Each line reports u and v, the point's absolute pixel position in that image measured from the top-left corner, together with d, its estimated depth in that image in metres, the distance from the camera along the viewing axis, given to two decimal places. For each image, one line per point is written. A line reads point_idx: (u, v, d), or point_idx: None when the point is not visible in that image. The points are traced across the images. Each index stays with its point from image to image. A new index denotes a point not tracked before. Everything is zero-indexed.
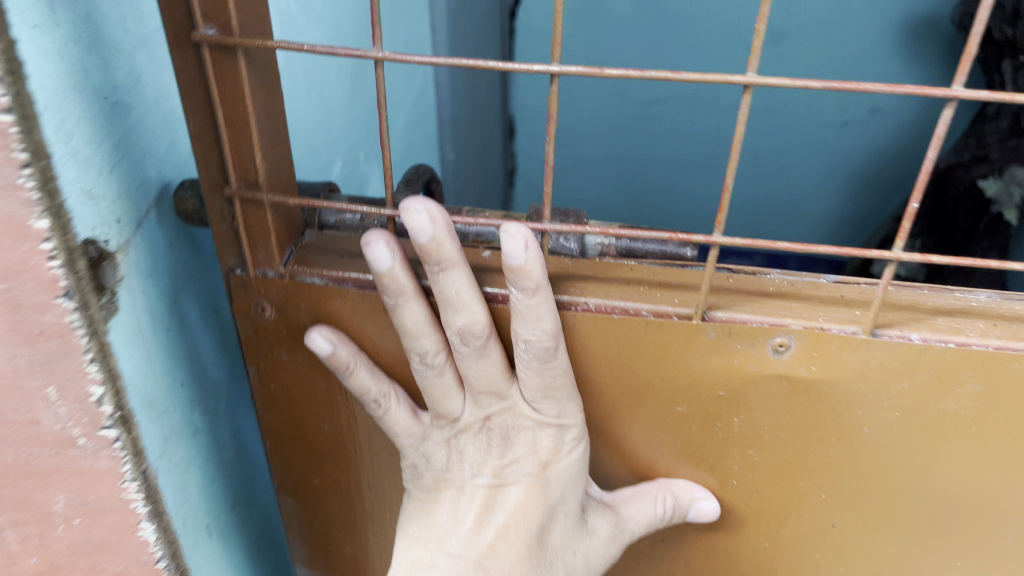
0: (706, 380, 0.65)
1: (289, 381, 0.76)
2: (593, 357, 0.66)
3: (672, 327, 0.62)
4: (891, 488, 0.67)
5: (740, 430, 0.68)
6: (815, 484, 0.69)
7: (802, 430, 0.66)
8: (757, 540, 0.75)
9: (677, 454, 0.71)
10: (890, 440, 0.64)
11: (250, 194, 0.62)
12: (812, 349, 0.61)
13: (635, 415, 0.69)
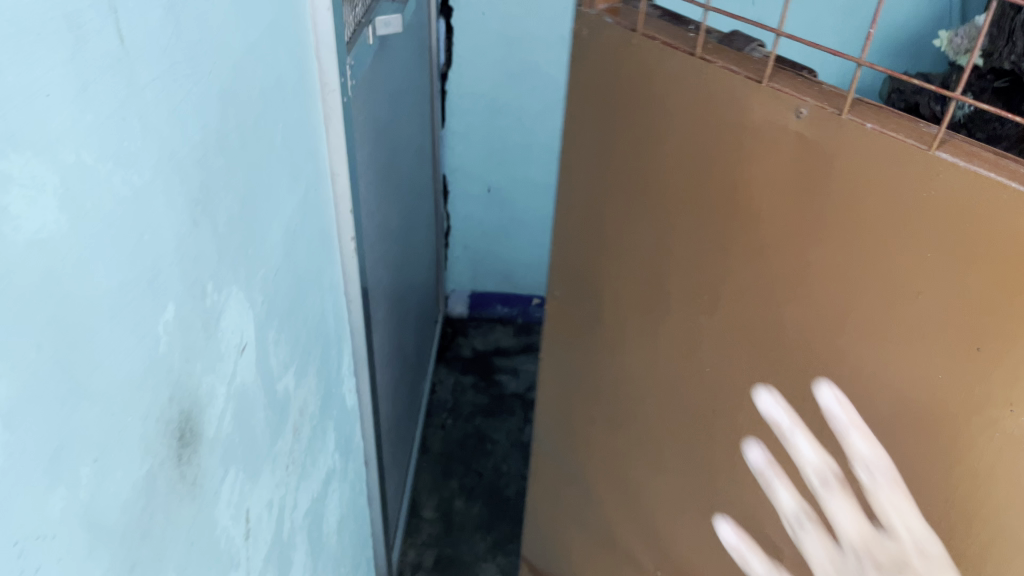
0: (736, 140, 0.62)
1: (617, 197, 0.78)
2: (689, 121, 0.65)
3: (742, 89, 0.60)
4: (897, 307, 0.56)
5: (784, 230, 0.61)
6: (827, 287, 0.60)
7: (817, 216, 0.58)
8: (759, 331, 0.67)
9: (713, 235, 0.68)
10: (893, 239, 0.54)
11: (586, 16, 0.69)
12: (851, 150, 0.54)
13: (683, 180, 0.68)
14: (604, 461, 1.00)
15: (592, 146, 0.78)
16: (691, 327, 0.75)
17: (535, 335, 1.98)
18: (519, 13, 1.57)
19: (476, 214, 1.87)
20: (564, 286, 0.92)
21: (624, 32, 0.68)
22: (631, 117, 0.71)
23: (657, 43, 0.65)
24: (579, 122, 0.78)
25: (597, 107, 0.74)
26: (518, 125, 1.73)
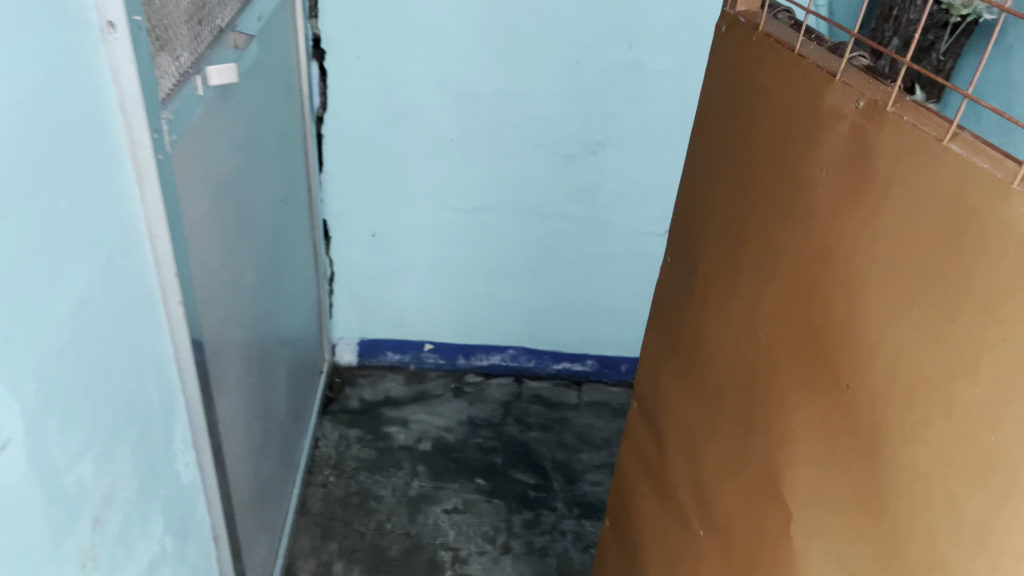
0: (809, 103, 0.61)
1: (714, 171, 0.79)
2: (779, 106, 0.65)
3: (820, 78, 0.60)
4: (887, 284, 0.51)
5: (830, 211, 0.58)
6: (843, 264, 0.56)
7: (848, 180, 0.56)
8: (791, 301, 0.63)
9: (775, 204, 0.66)
10: (900, 213, 0.50)
11: (732, 16, 0.75)
12: (886, 133, 0.51)
13: (770, 147, 0.67)
14: (652, 442, 0.98)
15: (715, 138, 0.79)
16: (740, 306, 0.72)
17: (426, 384, 1.93)
18: (394, 56, 1.53)
19: (361, 260, 1.80)
20: (675, 281, 0.91)
21: (749, 30, 0.71)
22: (742, 107, 0.72)
23: (771, 39, 0.67)
24: (706, 118, 0.81)
25: (727, 101, 0.76)
26: (400, 171, 1.68)
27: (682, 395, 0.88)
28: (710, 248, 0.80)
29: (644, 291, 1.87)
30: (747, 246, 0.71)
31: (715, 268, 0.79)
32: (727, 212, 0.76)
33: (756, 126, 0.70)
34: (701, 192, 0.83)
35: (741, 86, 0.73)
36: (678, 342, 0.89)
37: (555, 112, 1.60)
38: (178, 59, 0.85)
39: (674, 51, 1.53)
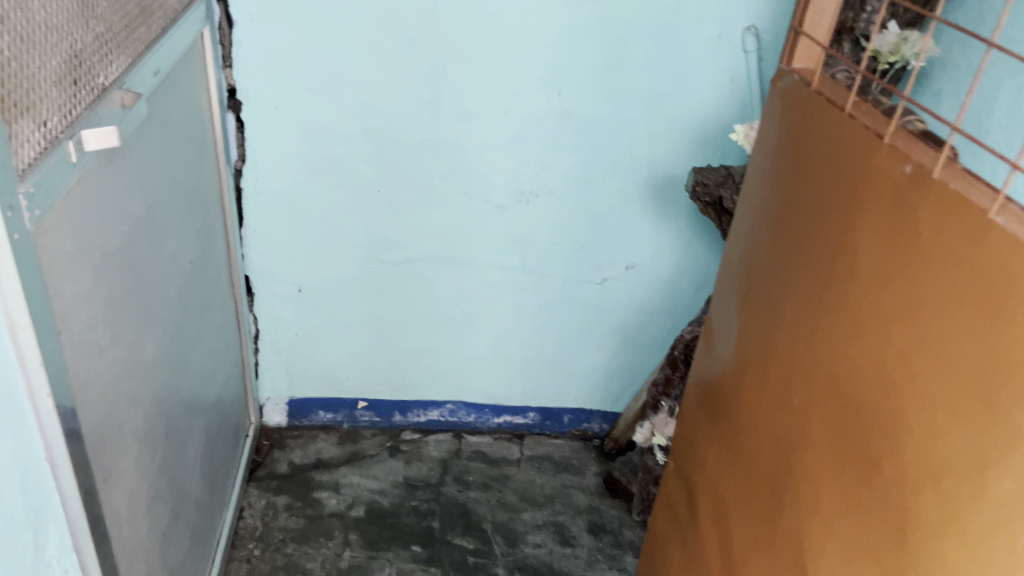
0: (851, 168, 0.64)
1: (760, 222, 0.81)
2: (824, 166, 0.68)
3: (867, 141, 0.62)
4: (939, 347, 0.53)
5: (876, 273, 0.60)
6: (890, 324, 0.59)
7: (889, 248, 0.59)
8: (834, 357, 0.66)
9: (817, 263, 0.69)
10: (945, 289, 0.53)
11: (783, 78, 0.79)
12: (932, 201, 0.55)
13: (812, 208, 0.70)
14: (684, 489, 0.99)
15: (759, 197, 0.81)
16: (782, 359, 0.75)
17: (360, 444, 1.85)
18: (314, 106, 1.47)
19: (287, 316, 1.72)
20: (717, 335, 0.92)
21: (801, 87, 0.74)
22: (787, 166, 0.75)
23: (822, 98, 0.70)
24: (754, 169, 0.84)
25: (772, 158, 0.79)
26: (324, 225, 1.60)
27: (716, 443, 0.90)
28: (753, 300, 0.82)
29: (584, 341, 1.81)
30: (788, 303, 0.74)
31: (756, 320, 0.81)
32: (768, 266, 0.79)
33: (800, 186, 0.72)
34: (745, 243, 0.85)
35: (788, 143, 0.76)
36: (717, 390, 0.91)
37: (485, 161, 1.55)
38: (45, 124, 0.76)
39: (604, 98, 1.49)
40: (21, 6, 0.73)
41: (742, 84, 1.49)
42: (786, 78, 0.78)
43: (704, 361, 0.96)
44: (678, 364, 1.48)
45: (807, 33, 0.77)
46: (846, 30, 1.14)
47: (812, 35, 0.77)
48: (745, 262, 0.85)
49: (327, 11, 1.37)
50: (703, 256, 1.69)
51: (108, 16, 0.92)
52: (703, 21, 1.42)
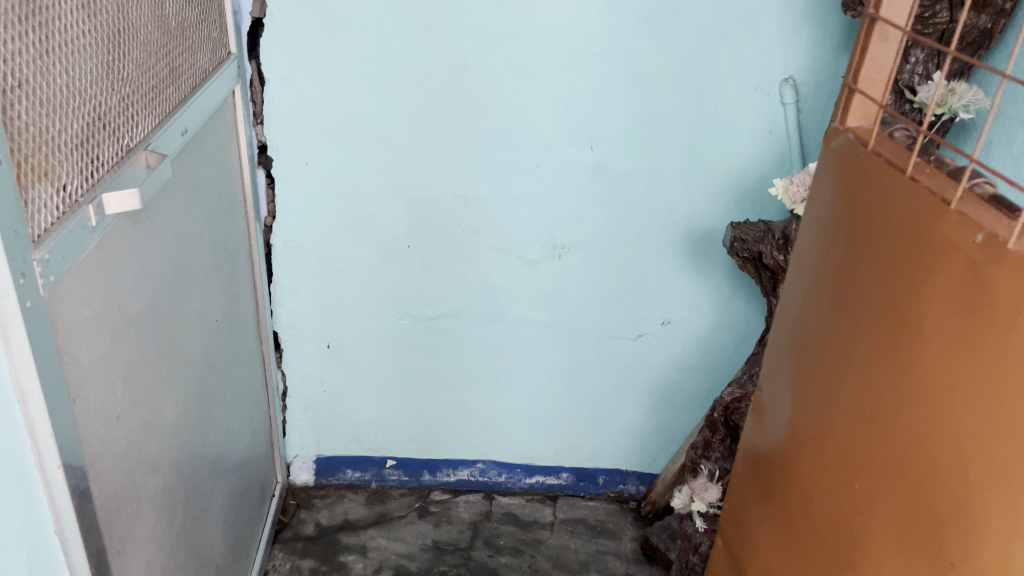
0: (915, 238, 0.61)
1: (811, 289, 0.77)
2: (886, 232, 0.64)
3: (932, 207, 0.59)
4: (1022, 436, 0.49)
5: (945, 351, 0.57)
6: (965, 407, 0.54)
7: (960, 324, 0.55)
8: (899, 437, 0.62)
9: (878, 336, 0.65)
10: (1021, 372, 0.49)
11: (837, 135, 0.76)
12: (1008, 274, 0.51)
13: (870, 276, 0.66)
14: (736, 566, 0.94)
15: (811, 261, 0.77)
16: (840, 436, 0.71)
17: (389, 505, 1.80)
18: (344, 163, 1.46)
19: (316, 373, 1.70)
20: (768, 405, 0.88)
21: (857, 147, 0.71)
22: (842, 231, 0.71)
23: (880, 159, 0.67)
24: (803, 230, 0.81)
25: (825, 222, 0.75)
26: (354, 281, 1.58)
27: (769, 520, 0.85)
28: (805, 371, 0.78)
29: (619, 399, 1.75)
30: (845, 376, 0.70)
31: (809, 392, 0.77)
32: (821, 336, 0.75)
33: (857, 253, 0.69)
34: (794, 310, 0.81)
35: (841, 207, 0.72)
36: (768, 464, 0.86)
37: (516, 216, 1.52)
38: (64, 188, 0.75)
39: (638, 152, 1.46)
40: (42, 70, 0.72)
41: (781, 136, 1.45)
42: (839, 137, 0.75)
43: (753, 430, 0.91)
44: (718, 428, 1.42)
45: (862, 91, 0.74)
46: (890, 82, 1.11)
47: (867, 93, 0.73)
48: (795, 330, 0.81)
49: (358, 68, 1.37)
50: (743, 312, 1.64)
51: (134, 77, 0.91)
52: (739, 72, 1.39)
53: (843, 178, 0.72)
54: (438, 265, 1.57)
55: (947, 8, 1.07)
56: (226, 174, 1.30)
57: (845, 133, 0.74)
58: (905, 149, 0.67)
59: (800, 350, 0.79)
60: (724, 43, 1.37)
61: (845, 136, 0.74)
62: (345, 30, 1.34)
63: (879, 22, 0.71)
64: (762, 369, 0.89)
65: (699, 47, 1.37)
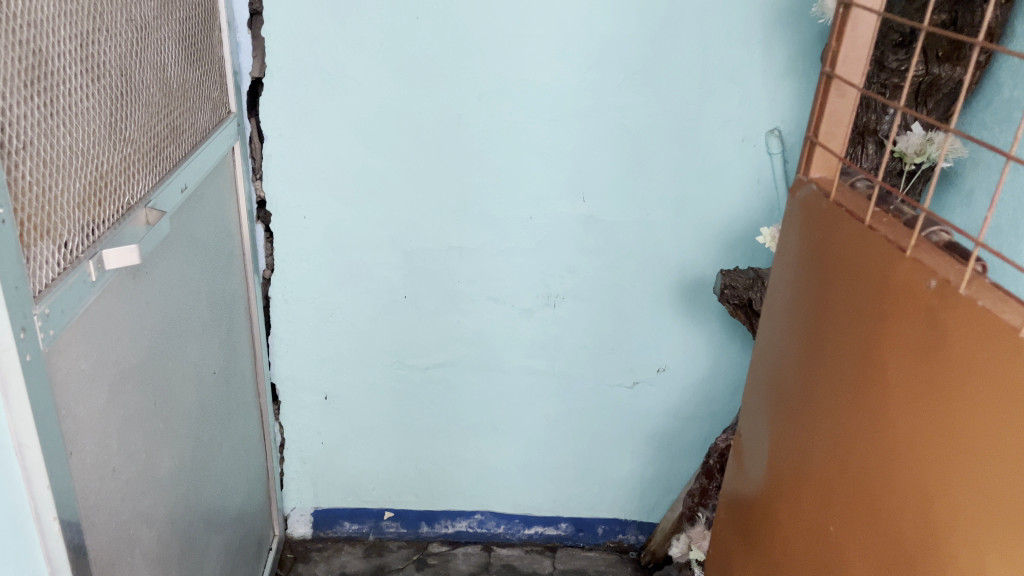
0: (875, 286, 0.65)
1: (786, 336, 0.82)
2: (853, 281, 0.69)
3: (890, 253, 0.63)
4: (979, 470, 0.52)
5: (905, 391, 0.61)
6: (927, 444, 0.58)
7: (917, 366, 0.60)
8: (867, 475, 0.66)
9: (847, 380, 0.70)
10: (972, 408, 0.53)
11: (805, 186, 0.82)
12: (961, 317, 0.55)
13: (838, 323, 0.71)
14: None
15: (786, 310, 0.82)
16: (816, 477, 0.74)
17: (387, 557, 1.79)
18: (341, 216, 1.49)
19: (313, 424, 1.70)
20: (749, 450, 0.91)
21: (821, 197, 0.77)
22: (812, 280, 0.76)
23: (842, 209, 0.72)
24: (776, 278, 0.85)
25: (796, 273, 0.80)
26: (351, 332, 1.60)
27: (752, 563, 0.88)
28: (782, 415, 0.82)
29: (616, 448, 1.75)
30: (819, 419, 0.74)
31: (785, 434, 0.81)
32: (796, 380, 0.79)
33: (826, 300, 0.73)
34: (772, 357, 0.85)
35: (811, 256, 0.77)
36: (749, 507, 0.90)
37: (510, 267, 1.54)
38: (65, 245, 0.77)
39: (629, 202, 1.49)
40: (47, 132, 0.75)
41: (769, 186, 1.48)
42: (806, 188, 0.81)
43: (735, 476, 0.95)
44: (714, 474, 1.42)
45: (823, 144, 0.80)
46: (869, 133, 1.14)
47: (827, 146, 0.79)
48: (772, 375, 0.85)
49: (354, 125, 1.41)
50: (737, 359, 1.65)
51: (136, 137, 0.94)
52: (726, 124, 1.43)
53: (811, 226, 0.78)
54: (434, 315, 1.59)
55: (922, 61, 1.10)
56: (225, 228, 1.33)
57: (811, 184, 0.80)
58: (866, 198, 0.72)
59: (777, 394, 0.84)
60: (710, 96, 1.41)
61: (811, 187, 0.79)
62: (341, 88, 1.38)
63: (835, 79, 0.77)
64: (741, 414, 0.93)
65: (687, 100, 1.41)
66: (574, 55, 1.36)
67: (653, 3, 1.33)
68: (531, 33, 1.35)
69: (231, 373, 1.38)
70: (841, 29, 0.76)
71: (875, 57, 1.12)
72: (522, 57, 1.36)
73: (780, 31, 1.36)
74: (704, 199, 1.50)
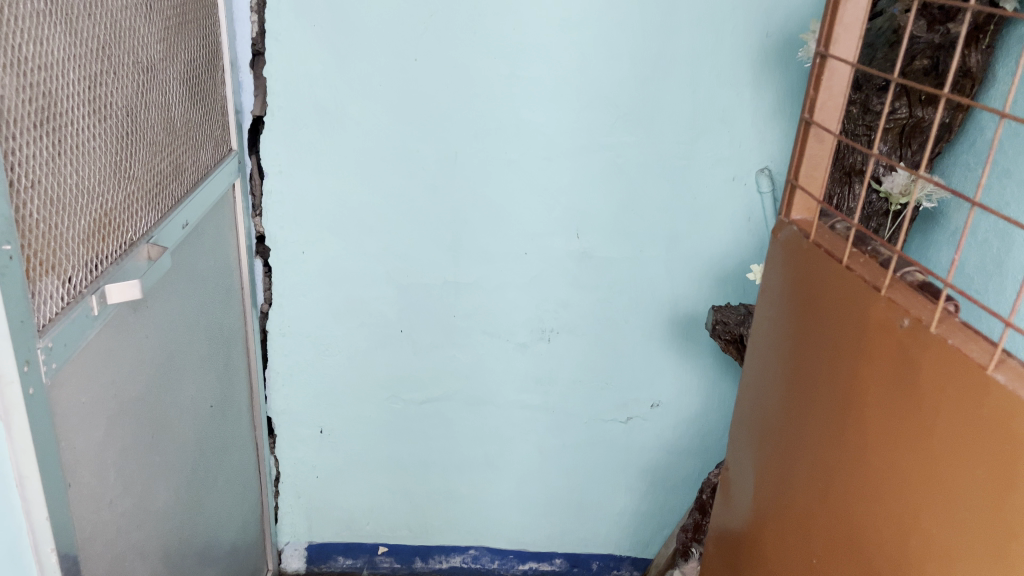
0: (855, 325, 0.69)
1: (769, 372, 0.85)
2: (828, 320, 0.73)
3: (868, 293, 0.67)
4: (956, 501, 0.57)
5: (887, 427, 0.64)
6: (912, 478, 0.61)
7: (899, 403, 0.63)
8: (853, 508, 0.69)
9: (830, 416, 0.73)
10: (955, 444, 0.57)
11: (786, 227, 0.85)
12: (932, 355, 0.59)
13: (821, 361, 0.74)
14: None
15: (770, 347, 0.85)
16: (802, 509, 0.77)
17: None
18: (339, 252, 1.51)
19: (309, 458, 1.71)
20: (737, 484, 0.93)
21: (801, 237, 0.80)
22: (795, 318, 0.80)
23: (821, 249, 0.75)
24: (759, 316, 0.88)
25: (779, 311, 0.83)
26: (348, 366, 1.62)
27: None
28: (767, 449, 0.85)
29: (610, 483, 1.76)
30: (804, 453, 0.77)
31: (770, 468, 0.84)
32: (780, 416, 0.82)
33: (808, 338, 0.77)
34: (755, 393, 0.88)
35: (792, 295, 0.80)
36: (737, 539, 0.92)
37: (505, 302, 1.57)
38: (69, 280, 0.80)
39: (622, 239, 1.52)
40: (53, 171, 0.77)
41: (759, 224, 1.51)
42: (788, 229, 0.84)
43: (722, 510, 0.97)
44: (707, 509, 1.43)
45: (803, 187, 0.83)
46: (855, 173, 1.18)
47: (807, 188, 0.83)
48: (756, 411, 0.88)
49: (353, 162, 1.44)
50: (730, 394, 1.67)
51: (140, 175, 0.97)
52: (716, 163, 1.46)
53: (793, 265, 0.81)
54: (429, 349, 1.60)
55: (906, 104, 1.13)
56: (226, 263, 1.36)
57: (791, 225, 0.83)
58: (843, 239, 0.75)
59: (762, 429, 0.86)
60: (701, 136, 1.44)
61: (791, 229, 0.82)
62: (340, 126, 1.41)
63: (814, 125, 0.81)
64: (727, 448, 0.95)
65: (678, 140, 1.44)
66: (568, 95, 1.40)
67: (644, 47, 1.37)
68: (526, 75, 1.38)
69: (229, 406, 1.40)
70: (818, 78, 0.80)
71: (860, 100, 1.15)
72: (517, 97, 1.40)
73: (768, 74, 1.40)
74: (695, 236, 1.52)
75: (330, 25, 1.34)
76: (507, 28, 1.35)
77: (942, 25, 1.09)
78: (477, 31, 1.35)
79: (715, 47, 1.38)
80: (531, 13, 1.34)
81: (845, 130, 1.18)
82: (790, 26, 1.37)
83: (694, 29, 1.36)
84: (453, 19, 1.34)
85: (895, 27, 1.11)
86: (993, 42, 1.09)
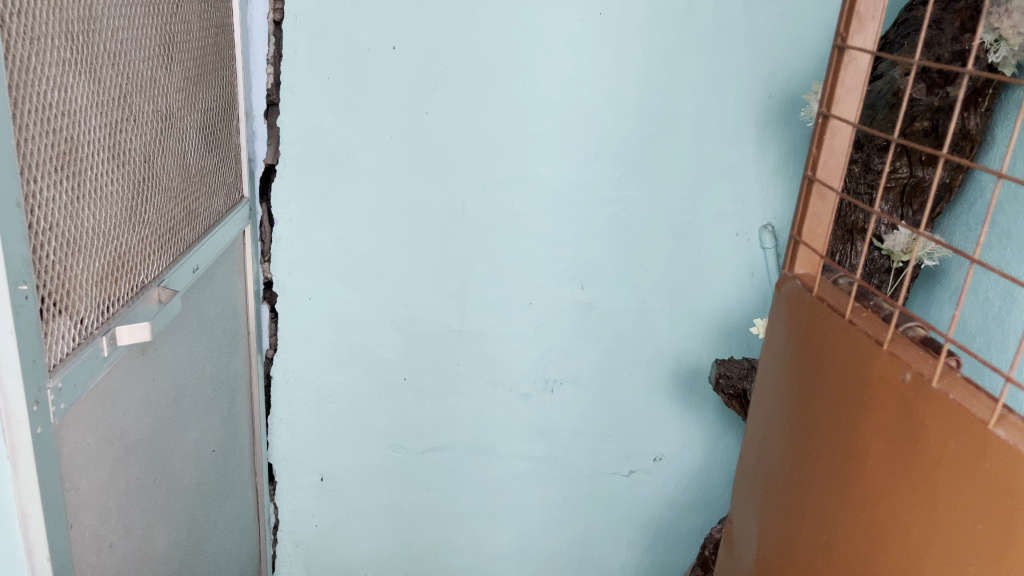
0: (858, 379, 0.70)
1: (772, 426, 0.85)
2: (830, 374, 0.74)
3: (870, 347, 0.68)
4: (955, 558, 0.57)
5: (888, 482, 0.65)
6: (912, 533, 0.61)
7: (900, 458, 0.64)
8: (854, 563, 0.69)
9: (831, 470, 0.73)
10: (956, 500, 0.57)
11: (789, 283, 0.86)
12: (933, 409, 0.60)
13: (822, 416, 0.75)
14: None
15: (774, 401, 0.85)
16: (803, 564, 0.77)
17: None
18: (345, 299, 1.52)
19: (308, 506, 1.70)
20: (740, 537, 0.93)
21: (804, 293, 0.81)
22: (798, 372, 0.80)
23: (824, 303, 0.77)
24: (762, 368, 0.89)
25: (782, 363, 0.84)
26: (350, 413, 1.61)
27: None
28: (770, 503, 0.85)
29: (612, 537, 1.74)
30: (805, 506, 0.77)
31: (773, 523, 0.84)
32: (782, 470, 0.82)
33: (811, 392, 0.77)
34: (758, 446, 0.89)
35: (795, 349, 0.81)
36: None
37: (510, 351, 1.57)
38: (81, 321, 0.81)
39: (627, 291, 1.53)
40: (71, 214, 0.79)
41: (763, 279, 1.53)
42: (791, 285, 0.86)
43: (727, 563, 0.97)
44: (709, 566, 1.41)
45: (806, 242, 0.85)
46: (857, 231, 1.19)
47: (811, 244, 0.84)
48: (759, 464, 0.88)
49: (362, 211, 1.46)
50: (733, 448, 1.66)
51: (154, 220, 0.99)
52: (720, 219, 1.48)
53: (795, 320, 0.82)
54: (432, 397, 1.61)
55: (906, 164, 1.15)
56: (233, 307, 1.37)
57: (794, 281, 0.85)
58: (846, 295, 0.76)
59: (765, 483, 0.86)
60: (705, 192, 1.47)
61: (795, 285, 0.84)
62: (350, 175, 1.44)
63: (816, 182, 0.83)
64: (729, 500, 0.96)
65: (683, 196, 1.47)
66: (574, 150, 1.43)
67: (650, 103, 1.40)
68: (534, 129, 1.41)
69: (230, 450, 1.40)
70: (820, 137, 0.82)
71: (862, 160, 1.18)
72: (525, 151, 1.43)
73: (771, 133, 1.43)
74: (700, 289, 1.54)
75: (344, 78, 1.38)
76: (517, 84, 1.39)
77: (942, 87, 1.11)
78: (486, 86, 1.39)
79: (719, 105, 1.41)
80: (540, 70, 1.38)
81: (848, 188, 1.20)
82: (793, 87, 1.40)
83: (700, 88, 1.40)
84: (464, 74, 1.38)
85: (895, 89, 1.13)
86: (992, 104, 1.11)
